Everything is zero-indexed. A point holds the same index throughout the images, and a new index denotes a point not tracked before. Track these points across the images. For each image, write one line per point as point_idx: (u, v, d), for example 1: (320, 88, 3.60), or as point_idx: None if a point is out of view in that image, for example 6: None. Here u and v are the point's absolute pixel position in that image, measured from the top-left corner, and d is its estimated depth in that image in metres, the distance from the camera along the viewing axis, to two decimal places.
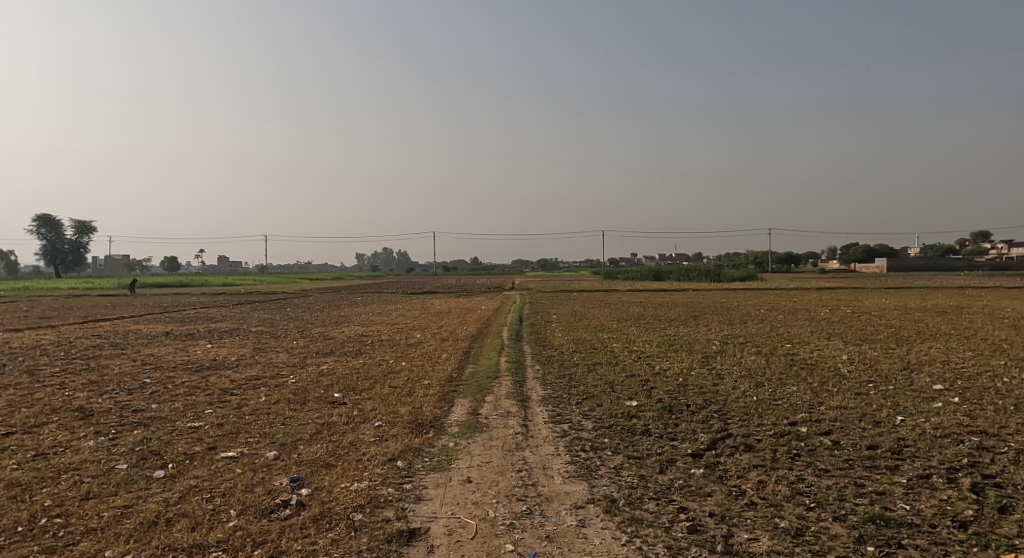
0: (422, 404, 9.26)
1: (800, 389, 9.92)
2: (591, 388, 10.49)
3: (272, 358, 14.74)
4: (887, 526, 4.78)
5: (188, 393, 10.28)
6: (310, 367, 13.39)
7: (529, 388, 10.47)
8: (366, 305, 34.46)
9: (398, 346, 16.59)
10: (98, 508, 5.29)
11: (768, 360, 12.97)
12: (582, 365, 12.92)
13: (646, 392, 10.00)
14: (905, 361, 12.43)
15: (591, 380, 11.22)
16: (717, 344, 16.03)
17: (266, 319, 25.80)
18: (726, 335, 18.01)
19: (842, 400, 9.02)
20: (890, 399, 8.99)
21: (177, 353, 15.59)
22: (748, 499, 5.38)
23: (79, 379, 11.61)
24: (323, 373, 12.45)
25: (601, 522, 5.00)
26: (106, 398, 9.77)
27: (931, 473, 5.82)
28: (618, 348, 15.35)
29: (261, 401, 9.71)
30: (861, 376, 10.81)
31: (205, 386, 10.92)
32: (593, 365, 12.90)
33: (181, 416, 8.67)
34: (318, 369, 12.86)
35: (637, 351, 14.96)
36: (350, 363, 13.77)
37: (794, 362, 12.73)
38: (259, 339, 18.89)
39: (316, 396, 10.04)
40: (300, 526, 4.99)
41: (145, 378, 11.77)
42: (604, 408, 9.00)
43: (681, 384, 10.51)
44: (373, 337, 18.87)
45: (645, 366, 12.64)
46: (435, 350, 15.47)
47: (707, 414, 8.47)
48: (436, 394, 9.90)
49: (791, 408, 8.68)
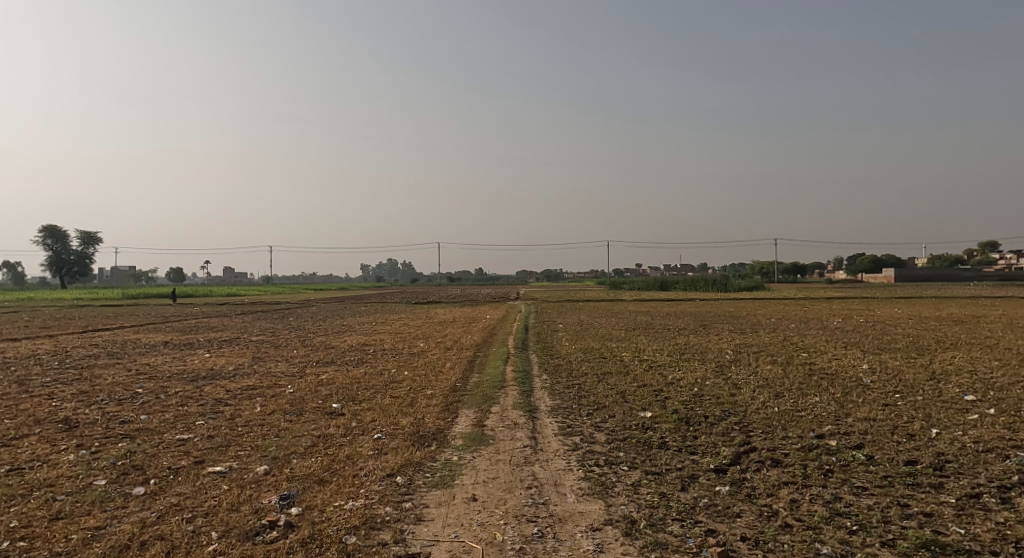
0: (424, 415, 8.79)
1: (822, 400, 9.41)
2: (602, 399, 10.02)
3: (271, 367, 14.30)
4: (943, 554, 4.27)
5: (180, 404, 9.84)
6: (309, 376, 12.93)
7: (536, 398, 10.00)
8: (369, 315, 34.13)
9: (400, 355, 16.15)
10: (66, 530, 4.82)
11: (785, 369, 12.47)
12: (591, 374, 12.43)
13: (660, 402, 9.52)
14: (930, 370, 11.91)
15: (601, 390, 10.73)
16: (730, 353, 15.53)
17: (267, 328, 25.41)
18: (738, 344, 17.46)
19: (870, 411, 8.49)
20: (920, 411, 8.46)
21: (173, 363, 15.17)
22: (782, 520, 4.87)
23: (69, 388, 11.17)
24: (323, 383, 12.01)
25: (621, 547, 4.51)
26: (94, 409, 9.33)
27: (981, 492, 5.30)
28: (628, 358, 14.87)
29: (255, 411, 9.27)
30: (886, 387, 10.27)
31: (199, 396, 10.49)
32: (603, 374, 12.40)
33: (171, 428, 8.24)
34: (317, 379, 12.41)
35: (648, 360, 14.49)
36: (351, 372, 13.32)
37: (813, 371, 12.21)
38: (259, 348, 18.48)
39: (314, 407, 9.59)
40: (287, 550, 4.51)
41: (137, 388, 11.33)
42: (617, 419, 8.52)
43: (696, 394, 10.03)
44: (376, 347, 18.39)
45: (657, 376, 12.15)
46: (438, 360, 15.03)
47: (727, 425, 7.98)
48: (439, 405, 9.43)
49: (816, 420, 8.17)
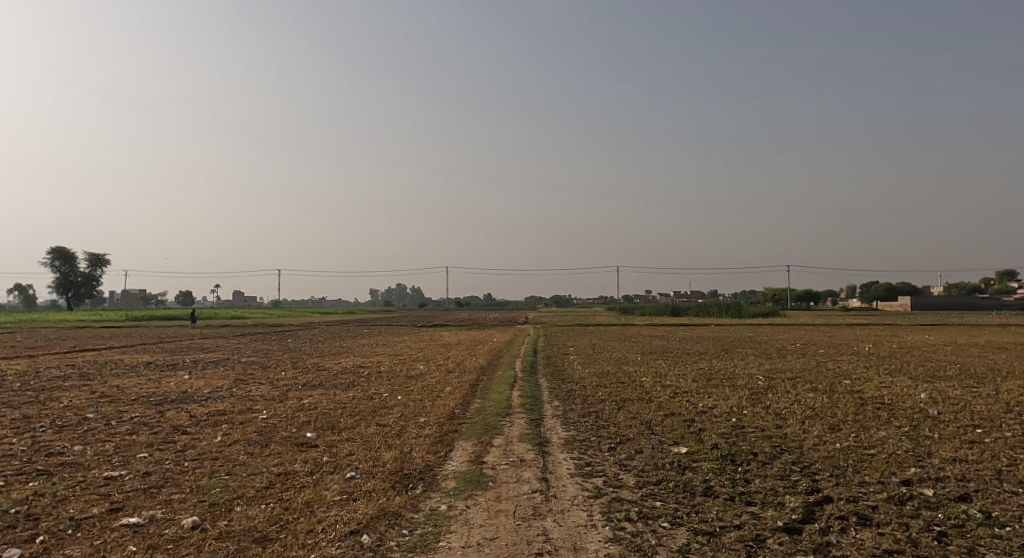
0: (411, 448, 7.30)
1: (891, 435, 7.83)
2: (624, 430, 8.49)
3: (250, 391, 12.84)
4: None
5: (129, 432, 8.39)
6: (290, 401, 11.45)
7: (547, 428, 8.48)
8: (371, 337, 32.71)
9: (396, 379, 14.66)
10: None
11: (832, 398, 10.87)
12: (609, 401, 10.89)
13: (695, 435, 7.99)
14: (1003, 401, 10.27)
15: (623, 420, 9.19)
16: (763, 379, 13.94)
17: (260, 350, 24.00)
18: (769, 370, 15.85)
19: (957, 451, 6.92)
20: (1018, 451, 6.89)
21: (145, 385, 13.76)
22: None
23: (11, 413, 9.76)
24: (303, 408, 10.54)
25: None
26: (25, 438, 7.89)
27: None
28: (649, 383, 13.31)
29: (214, 442, 7.81)
30: (961, 420, 8.68)
31: (156, 423, 9.04)
32: (623, 401, 10.86)
33: (104, 462, 6.78)
34: (297, 404, 10.94)
35: (671, 385, 12.93)
36: (338, 396, 11.84)
37: (865, 400, 10.62)
38: (246, 370, 17.05)
39: (284, 437, 8.12)
40: None
41: (89, 412, 9.89)
42: (646, 456, 6.99)
43: (737, 426, 8.48)
44: (371, 369, 16.91)
45: (685, 403, 10.60)
46: (437, 383, 13.52)
47: (785, 467, 6.43)
48: (432, 436, 7.94)
49: (894, 460, 6.61)
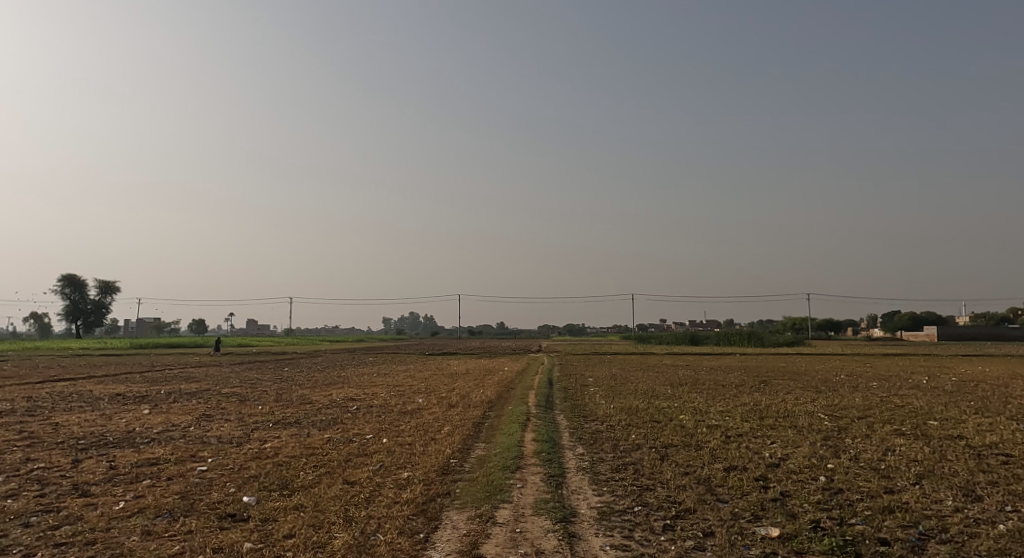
0: (380, 527, 5.06)
1: None
2: (677, 495, 6.18)
3: (208, 430, 10.62)
4: None
5: (7, 494, 6.21)
6: (249, 444, 9.23)
7: (572, 493, 6.19)
8: (373, 366, 30.48)
9: (387, 415, 12.41)
10: None
11: (933, 447, 8.49)
12: (648, 448, 8.58)
13: (782, 507, 5.68)
14: None
15: (672, 477, 6.89)
16: (827, 418, 11.55)
17: (248, 381, 21.80)
18: (826, 406, 13.42)
19: None
20: None
21: (89, 422, 11.58)
22: None
23: None
24: (260, 455, 8.31)
25: None
26: None
27: None
28: (690, 423, 10.95)
29: (108, 513, 5.60)
30: None
31: (54, 479, 6.84)
32: (665, 449, 8.55)
33: None
34: (256, 450, 8.71)
35: (719, 427, 10.55)
36: (309, 439, 9.60)
37: (979, 450, 8.24)
38: (219, 403, 14.86)
39: (210, 504, 5.89)
40: None
41: None
42: (722, 545, 4.68)
43: (832, 491, 6.16)
44: (361, 403, 14.66)
45: (746, 453, 8.27)
46: (434, 422, 11.25)
47: None
48: (412, 505, 5.70)
49: None
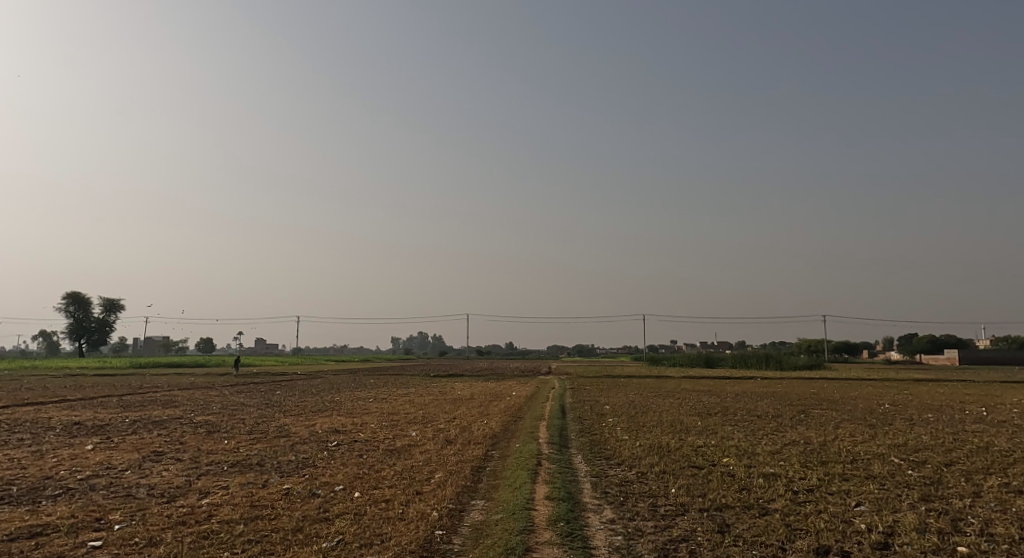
0: None
1: None
2: None
3: (144, 476, 8.58)
4: None
5: None
6: (182, 500, 7.19)
7: None
8: (372, 389, 28.41)
9: (369, 455, 10.33)
10: None
11: None
12: (700, 514, 6.47)
13: None
14: None
15: None
16: (908, 465, 9.37)
17: (229, 407, 19.77)
18: (896, 448, 11.20)
19: None
20: None
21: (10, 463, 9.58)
22: None
23: None
24: (185, 521, 6.28)
25: None
26: None
27: None
28: (742, 472, 8.79)
29: None
30: None
31: None
32: (722, 515, 6.46)
33: None
34: (185, 510, 6.67)
35: (780, 477, 8.38)
36: (261, 493, 7.52)
37: None
38: (181, 436, 12.83)
39: None
40: None
41: None
42: None
43: None
44: (345, 437, 12.59)
45: (834, 523, 6.14)
46: (423, 467, 9.15)
47: None
48: None
49: None
